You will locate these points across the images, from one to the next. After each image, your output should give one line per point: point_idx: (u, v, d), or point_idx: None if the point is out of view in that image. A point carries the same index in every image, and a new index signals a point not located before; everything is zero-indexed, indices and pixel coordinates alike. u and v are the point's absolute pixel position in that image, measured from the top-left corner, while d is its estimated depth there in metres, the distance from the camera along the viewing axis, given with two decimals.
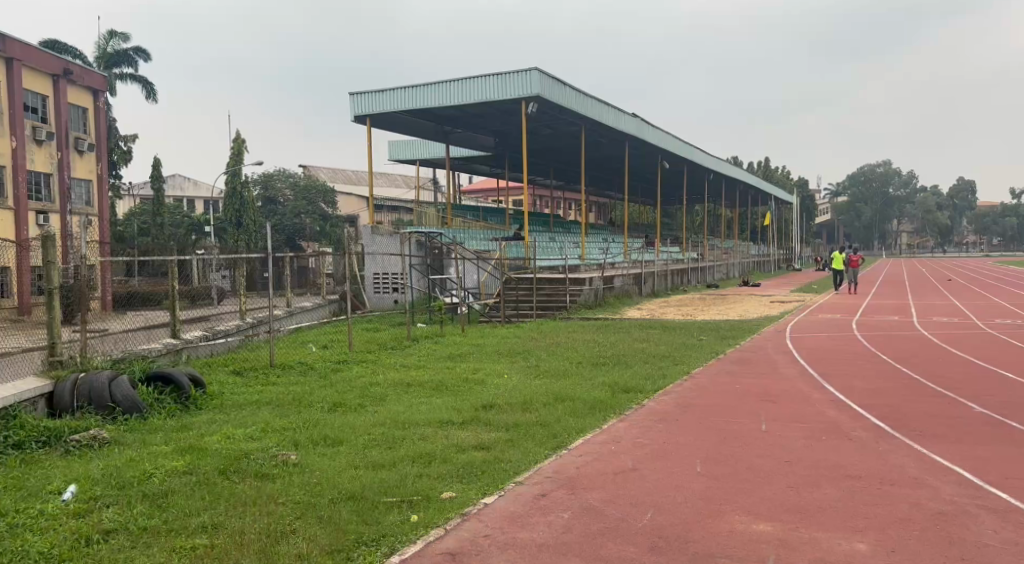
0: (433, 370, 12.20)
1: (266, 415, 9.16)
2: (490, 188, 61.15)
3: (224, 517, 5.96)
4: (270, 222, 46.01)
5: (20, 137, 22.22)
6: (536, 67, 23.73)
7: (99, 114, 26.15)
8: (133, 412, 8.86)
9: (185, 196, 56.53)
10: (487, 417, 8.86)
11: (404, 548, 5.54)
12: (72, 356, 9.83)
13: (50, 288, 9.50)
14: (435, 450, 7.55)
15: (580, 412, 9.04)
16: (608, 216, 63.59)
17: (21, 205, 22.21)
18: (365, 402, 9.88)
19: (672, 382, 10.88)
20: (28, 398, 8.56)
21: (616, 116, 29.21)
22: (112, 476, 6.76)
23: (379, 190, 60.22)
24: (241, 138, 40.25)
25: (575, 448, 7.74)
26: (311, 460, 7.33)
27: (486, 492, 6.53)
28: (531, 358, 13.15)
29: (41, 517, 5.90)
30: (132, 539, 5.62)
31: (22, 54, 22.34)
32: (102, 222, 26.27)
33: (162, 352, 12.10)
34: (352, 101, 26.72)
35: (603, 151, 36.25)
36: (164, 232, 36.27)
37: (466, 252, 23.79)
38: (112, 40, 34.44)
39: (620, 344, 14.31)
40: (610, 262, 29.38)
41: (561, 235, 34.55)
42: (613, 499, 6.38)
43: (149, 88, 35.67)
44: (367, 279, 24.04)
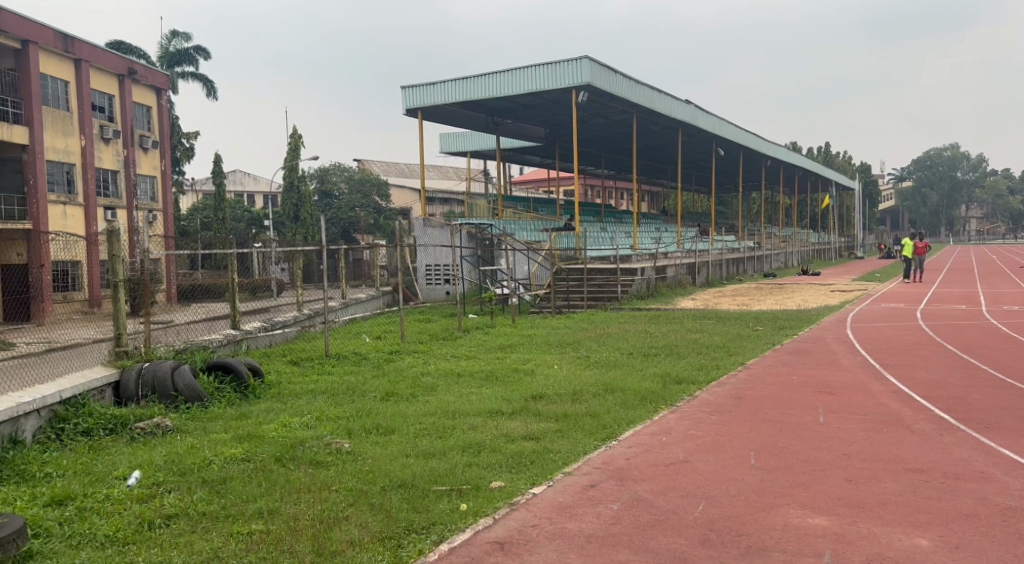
0: (484, 360, 12.29)
1: (321, 403, 9.34)
2: (541, 179, 61.11)
3: (280, 503, 6.10)
4: (325, 215, 46.71)
5: (89, 135, 22.94)
6: (586, 55, 23.57)
7: (162, 111, 26.96)
8: (195, 400, 9.12)
9: (245, 191, 57.93)
10: (536, 407, 8.88)
11: (453, 536, 5.58)
12: (137, 347, 10.12)
13: (114, 282, 9.79)
14: (484, 440, 7.58)
15: (630, 403, 8.98)
16: (662, 205, 62.86)
17: (91, 202, 22.94)
18: (416, 392, 9.97)
19: (726, 373, 10.73)
20: (98, 387, 8.84)
21: (669, 103, 28.85)
22: (173, 462, 6.97)
23: (432, 181, 60.69)
24: (298, 133, 40.91)
25: (625, 440, 7.68)
26: (363, 448, 7.46)
27: (534, 482, 6.54)
28: (582, 349, 13.11)
29: (107, 501, 6.12)
30: (192, 524, 5.78)
31: (89, 55, 23.05)
32: (166, 216, 27.10)
33: (223, 343, 12.41)
34: (402, 95, 27.06)
35: (656, 139, 35.88)
36: (225, 226, 37.07)
37: (517, 243, 23.77)
38: (175, 39, 35.32)
39: (673, 334, 14.17)
40: (664, 252, 29.08)
41: (612, 224, 34.34)
42: (663, 492, 6.31)
43: (210, 85, 36.52)
44: (419, 270, 24.28)
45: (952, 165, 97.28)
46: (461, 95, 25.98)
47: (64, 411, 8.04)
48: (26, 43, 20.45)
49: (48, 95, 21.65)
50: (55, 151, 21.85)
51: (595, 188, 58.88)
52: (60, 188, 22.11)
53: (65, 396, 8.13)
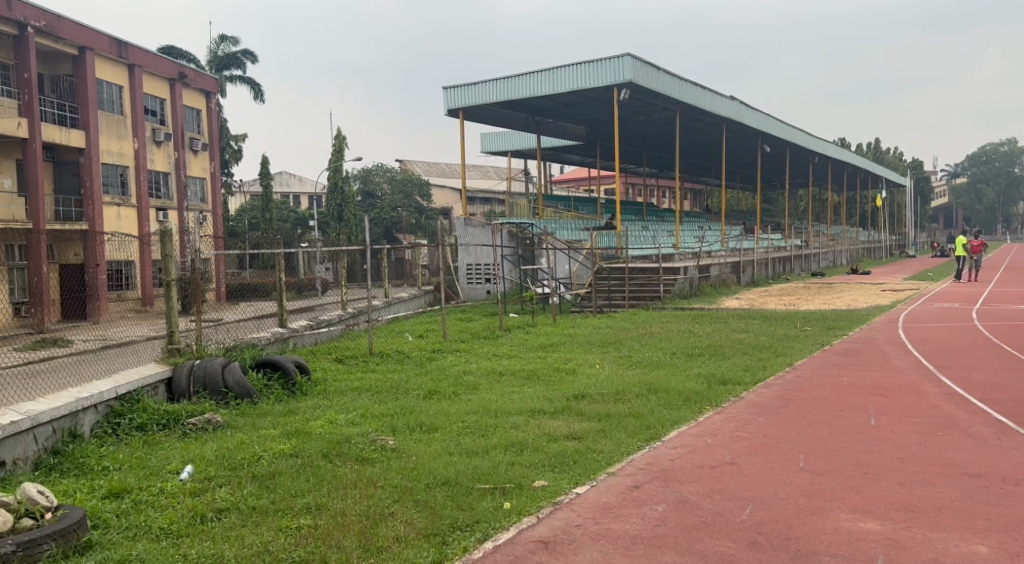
0: (526, 359, 12.31)
1: (366, 401, 9.46)
2: (582, 178, 60.94)
3: (327, 498, 6.19)
4: (368, 214, 47.19)
5: (141, 139, 23.51)
6: (629, 52, 23.41)
7: (212, 114, 27.56)
8: (244, 396, 9.28)
9: (291, 192, 58.91)
10: (578, 406, 8.87)
11: (497, 534, 5.60)
12: (189, 345, 10.32)
13: (167, 281, 10.01)
14: (527, 439, 7.59)
15: (674, 403, 8.92)
16: (705, 203, 62.21)
17: (143, 203, 23.50)
18: (459, 390, 10.03)
19: (773, 373, 10.59)
20: (151, 383, 9.06)
21: (713, 100, 28.53)
22: (224, 457, 7.11)
23: (473, 181, 60.93)
24: (342, 135, 41.39)
25: (669, 441, 7.63)
26: (407, 445, 7.53)
27: (577, 481, 6.53)
28: (624, 348, 13.05)
29: (161, 494, 6.27)
30: (243, 518, 5.89)
31: (141, 61, 23.60)
32: (215, 217, 27.71)
33: (271, 341, 12.62)
34: (444, 95, 27.24)
35: (700, 136, 35.50)
36: (271, 226, 37.70)
37: (558, 242, 23.71)
38: (223, 43, 36.04)
39: (717, 334, 14.02)
40: (707, 252, 28.80)
41: (654, 223, 34.13)
42: (709, 494, 6.25)
43: (257, 88, 37.17)
44: (460, 269, 24.43)
45: (1009, 160, 94.44)
46: (503, 94, 26.04)
47: (120, 407, 8.25)
48: (82, 50, 21.01)
49: (103, 99, 22.25)
50: (110, 154, 22.43)
51: (637, 187, 58.54)
52: (114, 190, 22.71)
53: (121, 391, 8.35)
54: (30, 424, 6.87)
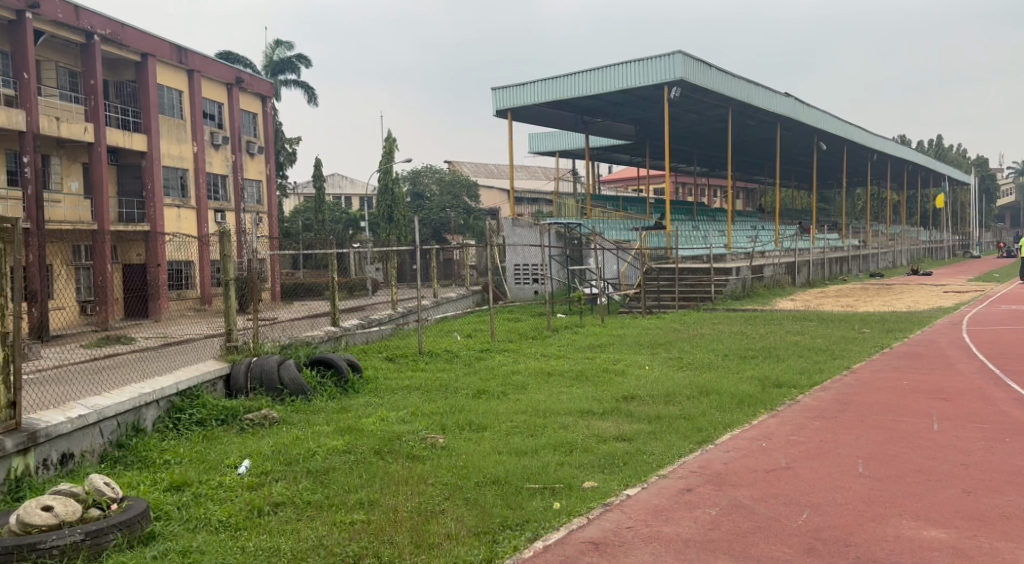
0: (575, 360, 12.27)
1: (416, 399, 9.53)
2: (632, 177, 60.56)
3: (380, 494, 6.26)
4: (418, 215, 47.59)
5: (201, 142, 24.10)
6: (680, 49, 23.15)
7: (267, 118, 28.14)
8: (299, 393, 9.43)
9: (343, 194, 59.85)
10: (628, 408, 8.81)
11: (547, 534, 5.59)
12: (246, 343, 10.55)
13: (226, 280, 10.23)
14: (577, 440, 7.58)
15: (727, 406, 8.79)
16: (758, 203, 61.19)
17: (202, 204, 24.09)
18: (507, 390, 10.04)
19: (830, 376, 10.37)
20: (211, 379, 9.28)
21: (767, 96, 28.05)
22: (280, 453, 7.24)
23: (521, 182, 61.05)
24: (392, 137, 41.82)
25: (722, 444, 7.53)
26: (457, 443, 7.57)
27: (628, 483, 6.49)
28: (674, 349, 12.92)
29: (220, 488, 6.42)
30: (298, 512, 6.00)
31: (201, 66, 24.19)
32: (271, 218, 28.27)
33: (324, 339, 12.82)
34: (493, 96, 27.35)
35: (752, 134, 34.95)
36: (323, 227, 38.27)
37: (606, 242, 23.55)
38: (278, 48, 36.75)
39: (771, 336, 13.79)
40: (760, 252, 28.34)
41: (706, 223, 33.73)
42: (764, 498, 6.15)
43: (311, 92, 37.81)
44: (508, 270, 24.50)
45: None
46: (553, 94, 26.03)
47: (180, 402, 8.47)
48: (145, 56, 21.62)
49: (164, 104, 22.88)
50: (170, 157, 23.03)
51: (687, 186, 57.92)
52: (174, 192, 23.32)
53: (182, 387, 8.58)
54: (96, 418, 7.09)
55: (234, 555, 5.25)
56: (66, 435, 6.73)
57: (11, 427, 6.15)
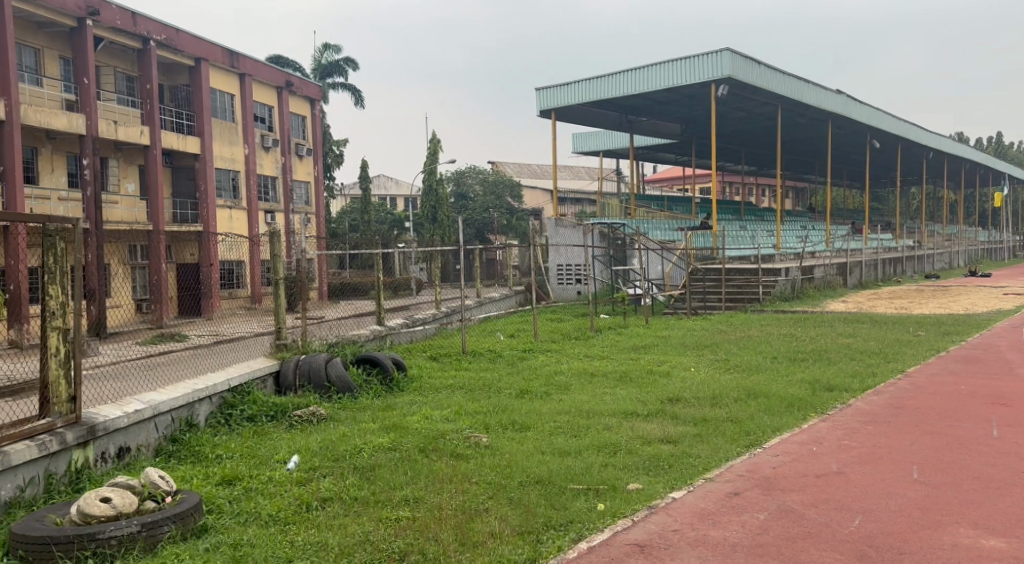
0: (619, 361, 12.20)
1: (460, 398, 9.57)
2: (678, 176, 60.02)
3: (424, 492, 6.29)
4: (461, 215, 47.83)
5: (252, 144, 24.55)
6: (727, 47, 22.87)
7: (315, 120, 28.57)
8: (345, 391, 9.56)
9: (388, 194, 60.51)
10: (673, 410, 8.73)
11: (592, 535, 5.56)
12: (295, 341, 10.70)
13: (276, 279, 10.39)
14: (620, 441, 7.53)
15: (776, 409, 8.65)
16: (808, 202, 60.12)
17: (253, 205, 24.54)
18: (550, 390, 10.03)
19: (883, 380, 10.12)
20: (261, 376, 9.45)
21: (817, 93, 27.52)
22: (327, 449, 7.34)
23: (565, 181, 60.96)
24: (436, 138, 42.09)
25: (771, 447, 7.41)
26: (501, 443, 7.59)
27: (674, 486, 6.43)
28: (721, 351, 12.74)
29: (270, 483, 6.53)
30: (345, 508, 6.07)
31: (252, 70, 24.66)
32: (318, 219, 28.66)
33: (369, 338, 12.94)
34: (537, 96, 27.43)
35: (801, 132, 34.34)
36: (369, 227, 38.70)
37: (650, 243, 23.36)
38: (327, 51, 37.26)
39: (821, 338, 13.52)
40: (810, 252, 27.82)
41: (754, 223, 33.23)
42: (815, 504, 6.03)
43: (358, 94, 38.26)
44: (551, 270, 24.49)
45: None
46: (598, 94, 25.94)
47: (232, 398, 8.64)
48: (198, 61, 22.08)
49: (217, 107, 23.37)
50: (222, 159, 23.51)
51: (733, 185, 57.16)
52: (226, 194, 23.81)
53: (234, 384, 8.76)
54: (151, 413, 7.27)
55: (284, 549, 5.32)
56: (123, 429, 6.91)
57: (71, 420, 6.34)
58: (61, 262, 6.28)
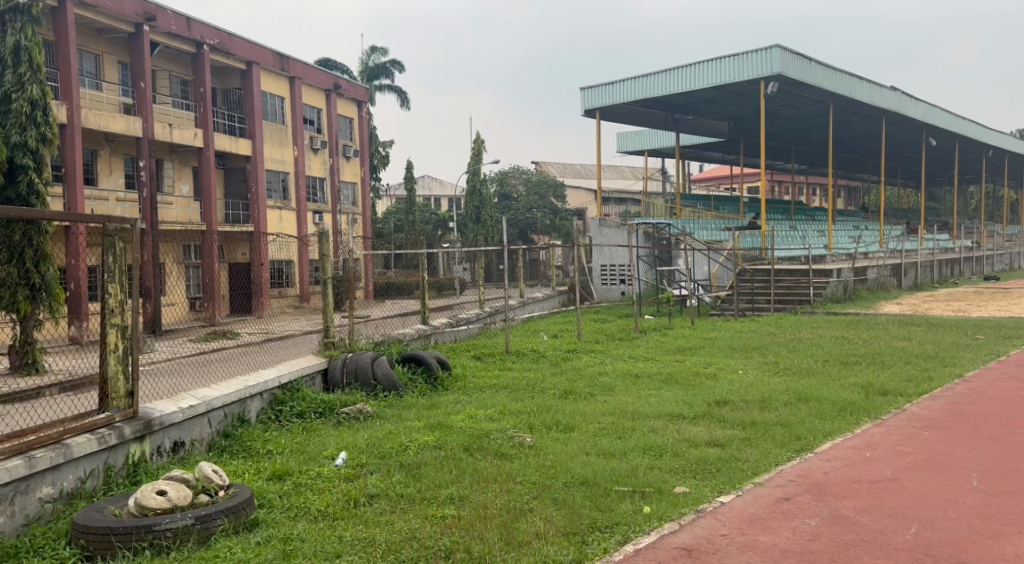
0: (664, 362, 12.10)
1: (503, 398, 9.59)
2: (724, 176, 59.31)
3: (470, 491, 6.32)
4: (505, 215, 47.94)
5: (301, 146, 24.95)
6: (777, 44, 22.50)
7: (362, 122, 28.91)
8: (391, 390, 9.66)
9: (432, 195, 60.99)
10: (720, 413, 8.62)
11: (638, 538, 5.52)
12: (342, 339, 10.84)
13: (324, 278, 10.52)
14: (666, 444, 7.46)
15: (828, 414, 8.48)
16: (860, 201, 58.82)
17: (301, 206, 24.92)
18: (594, 391, 9.99)
19: (940, 385, 9.85)
20: (310, 374, 9.58)
21: (871, 90, 26.91)
22: (374, 446, 7.42)
23: (609, 181, 60.71)
24: (480, 138, 42.23)
25: (822, 452, 7.27)
26: (545, 443, 7.58)
27: (722, 490, 6.34)
28: (769, 354, 12.54)
29: (319, 478, 6.62)
30: (391, 504, 6.12)
31: (301, 73, 25.06)
32: (365, 219, 28.97)
33: (415, 337, 13.02)
34: (582, 96, 27.37)
35: (853, 130, 33.64)
36: (414, 227, 39.02)
37: (697, 243, 23.12)
38: (374, 54, 37.68)
39: (875, 341, 13.22)
40: (862, 253, 27.25)
41: (805, 223, 32.63)
42: (868, 511, 5.90)
43: (404, 96, 38.62)
44: (595, 270, 24.41)
45: None
46: (642, 93, 25.79)
47: (282, 395, 8.78)
48: (250, 64, 22.51)
49: (267, 110, 23.80)
50: (272, 161, 23.93)
51: (782, 185, 56.25)
52: (276, 195, 24.23)
53: (283, 381, 8.90)
54: (205, 409, 7.43)
55: (333, 544, 5.38)
56: (178, 424, 7.07)
57: (129, 415, 6.49)
58: (120, 261, 6.46)
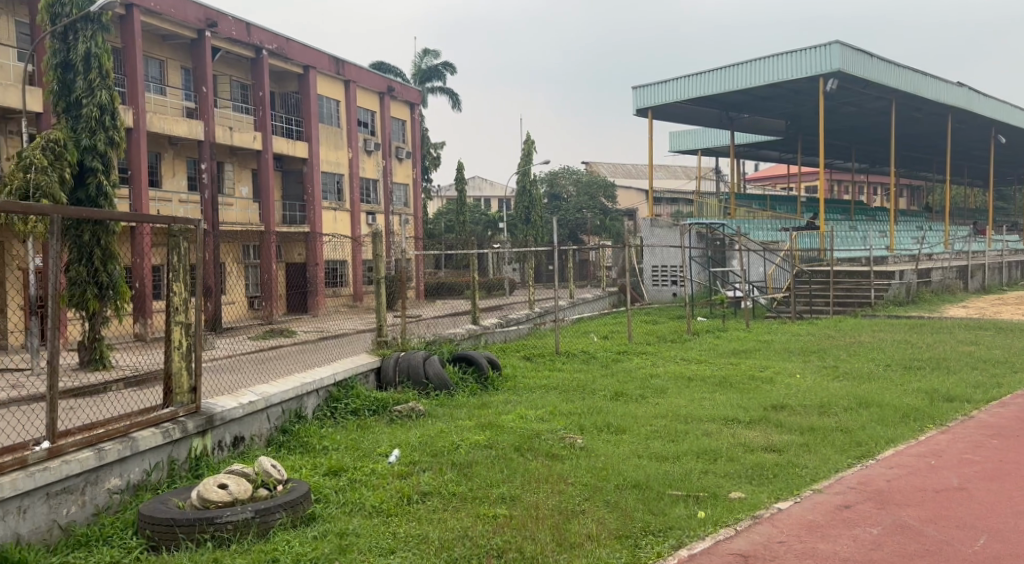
0: (717, 365, 11.93)
1: (554, 398, 9.59)
2: (780, 175, 58.29)
3: (521, 491, 6.31)
4: (555, 216, 47.88)
5: (355, 148, 25.31)
6: (837, 39, 21.97)
7: (415, 124, 29.20)
8: (442, 389, 9.74)
9: (482, 195, 61.30)
10: (777, 417, 8.46)
11: (692, 543, 5.44)
12: (395, 339, 10.95)
13: (377, 278, 10.62)
14: (721, 448, 7.35)
15: (890, 420, 8.26)
16: (923, 201, 57.14)
17: (355, 207, 25.27)
18: (646, 393, 9.90)
19: (1010, 392, 9.51)
20: (363, 372, 9.69)
21: (936, 87, 26.12)
22: (426, 444, 7.48)
23: (661, 181, 60.19)
24: (531, 139, 42.24)
25: (884, 459, 7.08)
26: (596, 445, 7.54)
27: (779, 496, 6.22)
28: (828, 358, 12.26)
29: (373, 474, 6.70)
30: (444, 502, 6.16)
31: (356, 76, 25.42)
32: (417, 220, 29.24)
33: (465, 337, 13.09)
34: (634, 95, 27.18)
35: (917, 127, 32.71)
36: (464, 227, 39.23)
37: (752, 244, 22.75)
38: (426, 57, 38.00)
39: (940, 346, 12.82)
40: (926, 254, 26.47)
41: (865, 223, 31.83)
42: (934, 520, 5.72)
43: (455, 98, 38.87)
44: (646, 271, 24.22)
45: None
46: (696, 91, 25.51)
47: (337, 392, 8.91)
48: (307, 69, 22.91)
49: (323, 113, 24.21)
50: (328, 162, 24.32)
51: (841, 184, 55.00)
52: (331, 196, 24.63)
53: (338, 378, 9.03)
54: (264, 405, 7.59)
55: (387, 540, 5.45)
56: (238, 419, 7.24)
57: (192, 410, 6.67)
58: (184, 260, 6.63)
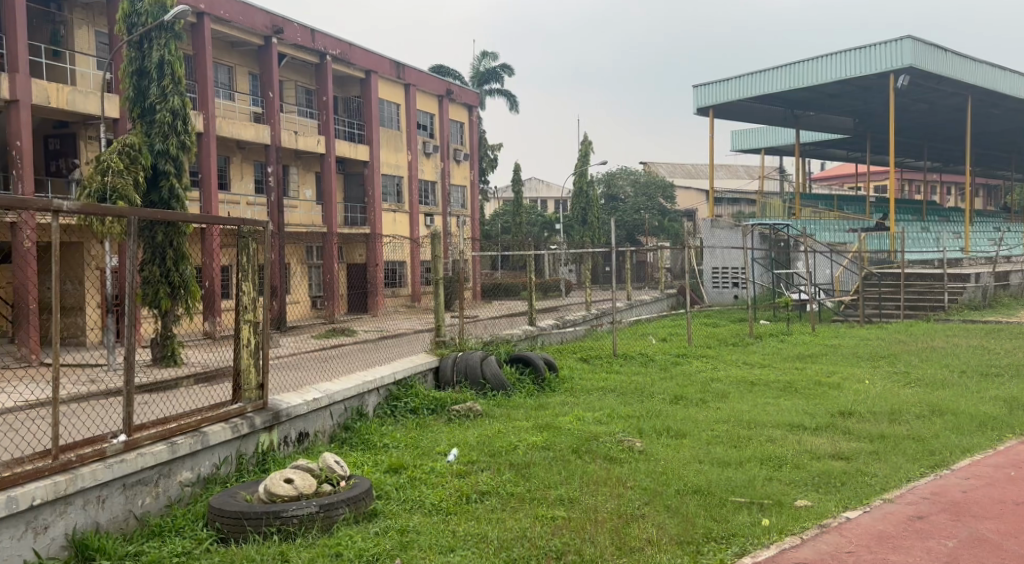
0: (781, 370, 11.66)
1: (612, 401, 9.52)
2: (847, 174, 56.78)
3: (579, 493, 6.28)
4: (613, 217, 47.55)
5: (414, 151, 25.59)
6: (908, 34, 21.30)
7: (473, 126, 29.38)
8: (500, 389, 9.76)
9: (539, 197, 61.29)
10: (845, 424, 8.23)
11: (756, 551, 5.33)
12: (452, 339, 11.00)
13: (436, 279, 10.68)
14: (786, 455, 7.19)
15: (966, 428, 7.94)
16: (1000, 200, 54.92)
17: (414, 208, 25.53)
18: (706, 397, 9.74)
19: None
20: (422, 371, 9.78)
21: (1014, 82, 25.10)
22: (484, 444, 7.51)
23: (721, 182, 59.27)
24: (589, 140, 42.04)
25: (959, 469, 6.82)
26: (655, 449, 7.45)
27: (846, 504, 6.05)
28: (899, 364, 11.87)
29: (432, 472, 6.76)
30: (503, 502, 6.16)
31: (416, 79, 25.68)
32: (474, 221, 29.39)
33: (522, 337, 13.09)
34: (694, 94, 26.83)
35: (994, 124, 31.48)
36: (521, 228, 39.25)
37: (818, 245, 22.20)
38: (485, 60, 38.21)
39: (1019, 352, 12.29)
40: (1004, 256, 25.44)
41: (937, 224, 30.74)
42: (1013, 534, 5.48)
43: (513, 100, 38.98)
44: (706, 273, 23.87)
45: None
46: (758, 89, 25.09)
47: (397, 391, 9.01)
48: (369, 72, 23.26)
49: (384, 117, 24.54)
50: (388, 164, 24.62)
51: (912, 183, 53.28)
52: (391, 198, 24.94)
53: (398, 377, 9.13)
54: (327, 402, 7.72)
55: (446, 538, 5.47)
56: (303, 416, 7.38)
57: (259, 406, 6.83)
58: (252, 261, 6.81)
